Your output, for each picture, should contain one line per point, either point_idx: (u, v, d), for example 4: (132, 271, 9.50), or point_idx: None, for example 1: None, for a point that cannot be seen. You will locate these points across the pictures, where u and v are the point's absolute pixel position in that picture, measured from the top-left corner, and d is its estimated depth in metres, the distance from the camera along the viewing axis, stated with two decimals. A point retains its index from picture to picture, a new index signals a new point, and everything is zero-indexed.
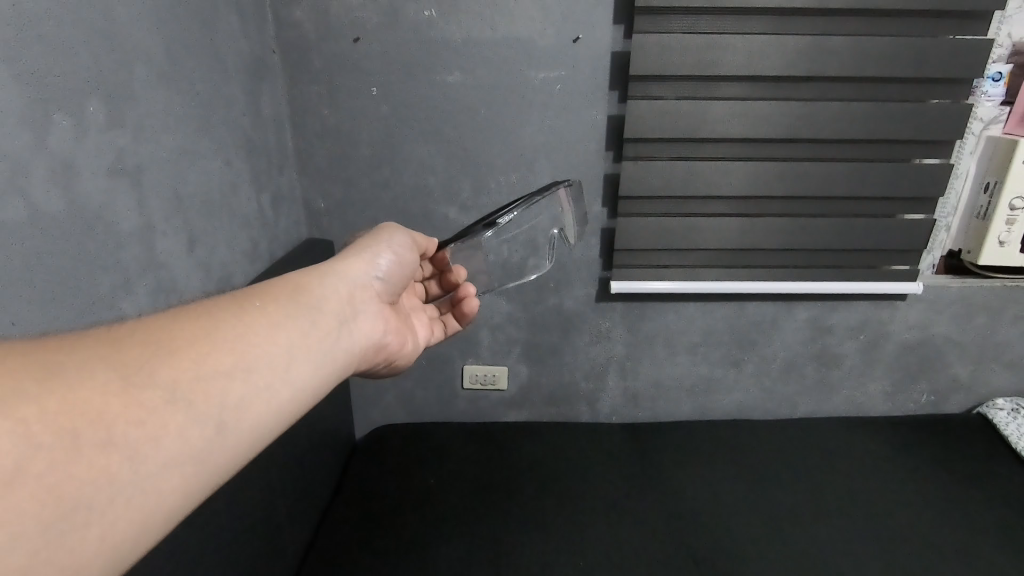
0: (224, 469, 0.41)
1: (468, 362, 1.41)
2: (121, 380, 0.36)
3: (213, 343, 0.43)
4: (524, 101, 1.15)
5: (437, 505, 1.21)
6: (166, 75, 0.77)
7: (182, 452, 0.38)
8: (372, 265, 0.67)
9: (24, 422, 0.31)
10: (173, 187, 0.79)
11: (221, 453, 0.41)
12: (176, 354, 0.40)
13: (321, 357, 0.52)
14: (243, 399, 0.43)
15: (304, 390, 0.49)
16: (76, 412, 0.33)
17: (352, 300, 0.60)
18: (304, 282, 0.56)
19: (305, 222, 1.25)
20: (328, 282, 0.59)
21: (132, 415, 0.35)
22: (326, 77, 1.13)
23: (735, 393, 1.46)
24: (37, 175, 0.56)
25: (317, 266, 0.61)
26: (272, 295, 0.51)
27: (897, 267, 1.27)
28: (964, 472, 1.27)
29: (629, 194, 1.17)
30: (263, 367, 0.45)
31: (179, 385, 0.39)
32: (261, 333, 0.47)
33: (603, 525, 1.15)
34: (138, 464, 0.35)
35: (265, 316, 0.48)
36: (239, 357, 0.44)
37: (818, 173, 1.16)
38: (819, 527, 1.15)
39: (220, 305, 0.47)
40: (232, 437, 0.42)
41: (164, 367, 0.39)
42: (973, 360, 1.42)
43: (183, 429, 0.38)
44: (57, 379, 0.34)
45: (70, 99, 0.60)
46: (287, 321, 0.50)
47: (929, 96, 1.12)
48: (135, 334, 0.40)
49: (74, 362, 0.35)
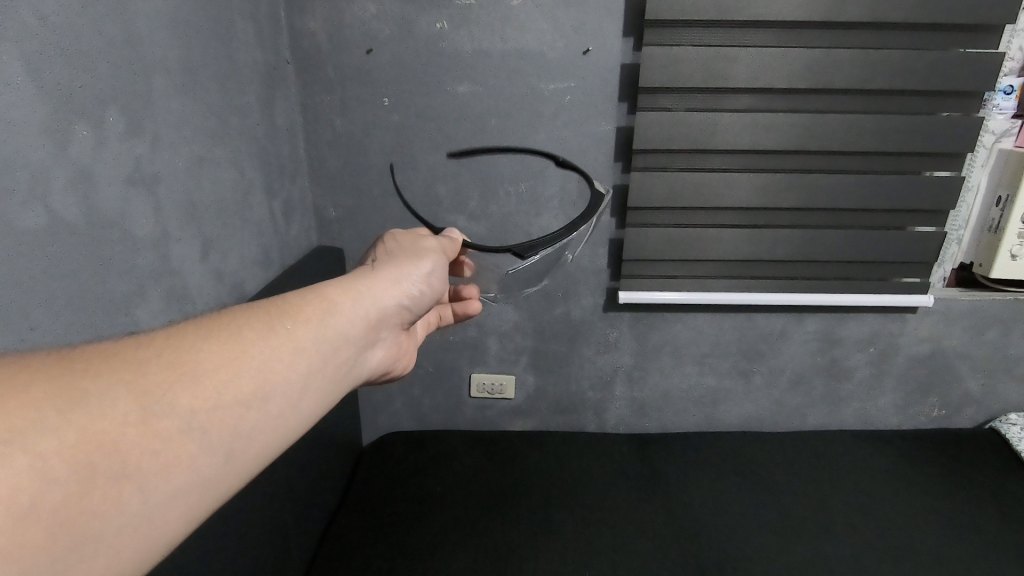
0: (229, 495, 0.42)
1: (475, 371, 1.41)
2: (142, 409, 0.36)
3: (236, 368, 0.43)
4: (533, 112, 1.16)
5: (443, 514, 1.20)
6: (183, 86, 0.78)
7: (191, 481, 0.38)
8: (409, 287, 0.64)
9: (42, 456, 0.31)
10: (188, 195, 0.80)
11: (226, 480, 0.41)
12: (198, 381, 0.40)
13: (332, 384, 0.52)
14: (254, 428, 0.43)
15: (311, 416, 0.50)
16: (95, 443, 0.33)
17: (378, 323, 0.59)
18: (336, 302, 0.55)
19: (315, 230, 1.26)
20: (362, 303, 0.58)
21: (149, 446, 0.36)
22: (339, 88, 1.15)
23: (744, 404, 1.45)
24: (58, 183, 0.58)
25: (352, 280, 0.59)
26: (302, 316, 0.50)
27: (909, 279, 1.26)
28: (977, 488, 1.26)
29: (638, 205, 1.18)
30: (278, 395, 0.45)
31: (197, 414, 0.39)
32: (284, 360, 0.47)
33: (610, 537, 1.14)
34: (148, 494, 0.36)
35: (291, 340, 0.48)
36: (258, 386, 0.44)
37: (828, 185, 1.16)
38: (829, 541, 1.14)
39: (249, 324, 0.46)
40: (238, 464, 0.42)
41: (185, 395, 0.39)
42: (985, 374, 1.40)
43: (194, 459, 0.38)
44: (79, 408, 0.34)
45: (90, 109, 0.61)
46: (310, 348, 0.49)
47: (939, 109, 1.11)
48: (162, 355, 0.40)
49: (97, 388, 0.35)
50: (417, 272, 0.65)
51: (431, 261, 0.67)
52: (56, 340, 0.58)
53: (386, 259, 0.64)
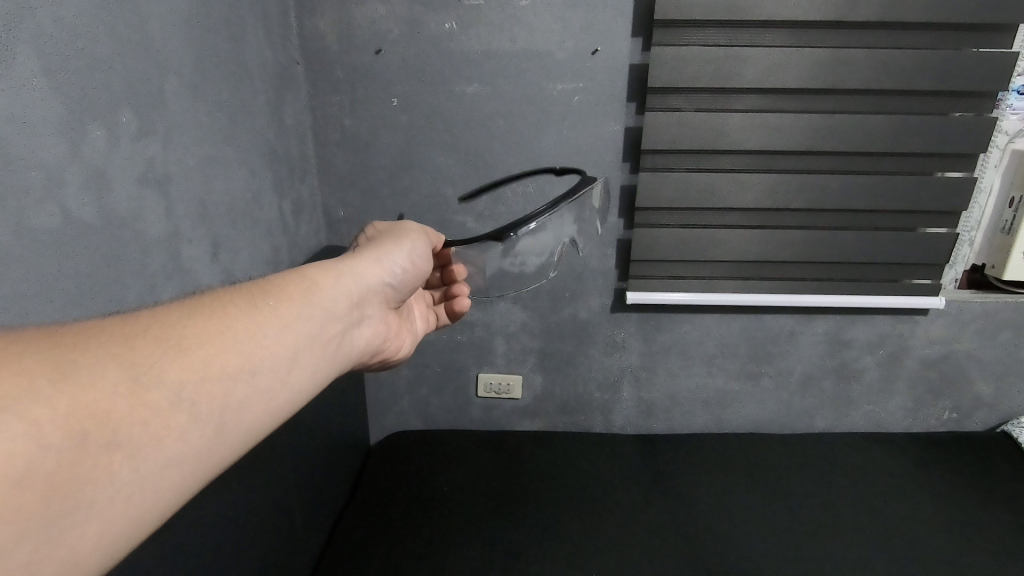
0: (218, 468, 0.42)
1: (482, 371, 1.41)
2: (131, 380, 0.36)
3: (224, 342, 0.43)
4: (541, 112, 1.16)
5: (450, 512, 1.21)
6: (195, 87, 0.79)
7: (182, 452, 0.39)
8: (386, 269, 0.66)
9: (37, 423, 0.31)
10: (199, 195, 0.80)
11: (216, 454, 0.42)
12: (187, 354, 0.40)
13: (321, 362, 0.53)
14: (244, 401, 0.44)
15: (300, 393, 0.50)
16: (88, 413, 0.34)
17: (360, 304, 0.60)
18: (317, 283, 0.56)
19: (324, 229, 1.27)
20: (343, 283, 0.59)
21: (140, 416, 0.36)
22: (348, 88, 1.15)
23: (752, 406, 1.44)
24: (72, 183, 0.58)
25: (333, 263, 0.60)
26: (285, 296, 0.51)
27: (920, 280, 1.25)
28: (988, 493, 1.24)
29: (646, 205, 1.17)
30: (265, 370, 0.46)
31: (186, 385, 0.39)
32: (270, 336, 0.47)
33: (616, 537, 1.15)
34: (138, 463, 0.36)
35: (275, 316, 0.49)
36: (246, 360, 0.44)
37: (837, 186, 1.16)
38: (837, 543, 1.13)
39: (233, 302, 0.47)
40: (228, 438, 0.43)
41: (173, 367, 0.39)
42: (997, 377, 1.39)
43: (185, 431, 0.39)
44: (71, 378, 0.34)
45: (103, 110, 0.62)
46: (295, 325, 0.50)
47: (950, 109, 1.10)
48: (150, 329, 0.40)
49: (88, 360, 0.35)
50: (387, 259, 0.66)
51: (409, 244, 0.69)
52: None
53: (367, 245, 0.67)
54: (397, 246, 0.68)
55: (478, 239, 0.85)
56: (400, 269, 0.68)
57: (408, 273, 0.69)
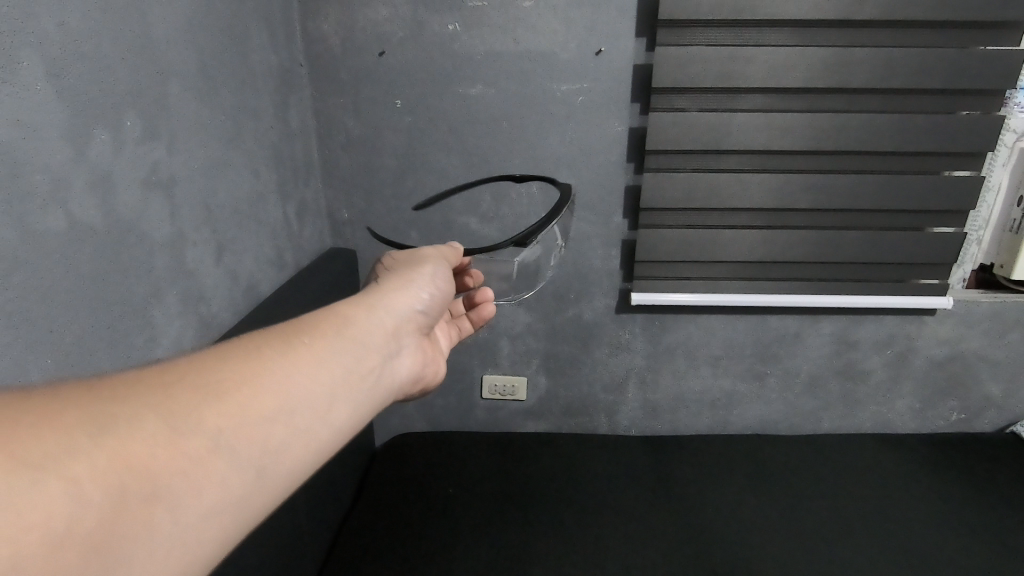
0: (258, 512, 0.42)
1: (487, 372, 1.41)
2: (169, 430, 0.36)
3: (259, 385, 0.43)
4: (545, 113, 1.16)
5: (456, 514, 1.21)
6: (200, 90, 0.79)
7: (219, 498, 0.38)
8: (415, 295, 0.65)
9: (77, 480, 0.31)
10: (204, 198, 0.80)
11: (255, 498, 0.41)
12: (221, 402, 0.40)
13: (359, 398, 0.51)
14: (281, 444, 0.43)
15: (338, 431, 0.49)
16: (127, 466, 0.33)
17: (394, 336, 0.59)
18: (348, 320, 0.55)
19: (329, 231, 1.27)
20: (374, 315, 0.58)
21: (177, 466, 0.36)
22: (352, 90, 1.15)
23: (758, 407, 1.43)
24: (78, 187, 0.58)
25: (362, 297, 0.60)
26: (316, 334, 0.50)
27: (927, 280, 1.24)
28: (999, 494, 1.23)
29: (651, 206, 1.17)
30: (303, 409, 0.45)
31: (222, 433, 0.39)
32: (305, 376, 0.46)
33: (622, 539, 1.14)
34: (176, 514, 0.36)
35: (309, 355, 0.48)
36: (280, 402, 0.43)
37: (843, 186, 1.15)
38: (845, 545, 1.12)
39: (267, 345, 0.46)
40: (266, 481, 0.42)
41: (209, 413, 0.39)
42: (1006, 377, 1.37)
43: (222, 477, 0.38)
44: (109, 432, 0.34)
45: (108, 114, 0.62)
46: (328, 363, 0.49)
47: (959, 107, 1.10)
48: (187, 380, 0.40)
49: (127, 414, 0.35)
50: (414, 286, 0.65)
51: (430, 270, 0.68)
52: (75, 342, 0.59)
53: (389, 276, 0.66)
54: (420, 273, 0.68)
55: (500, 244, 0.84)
56: (428, 295, 0.67)
57: (437, 299, 0.68)
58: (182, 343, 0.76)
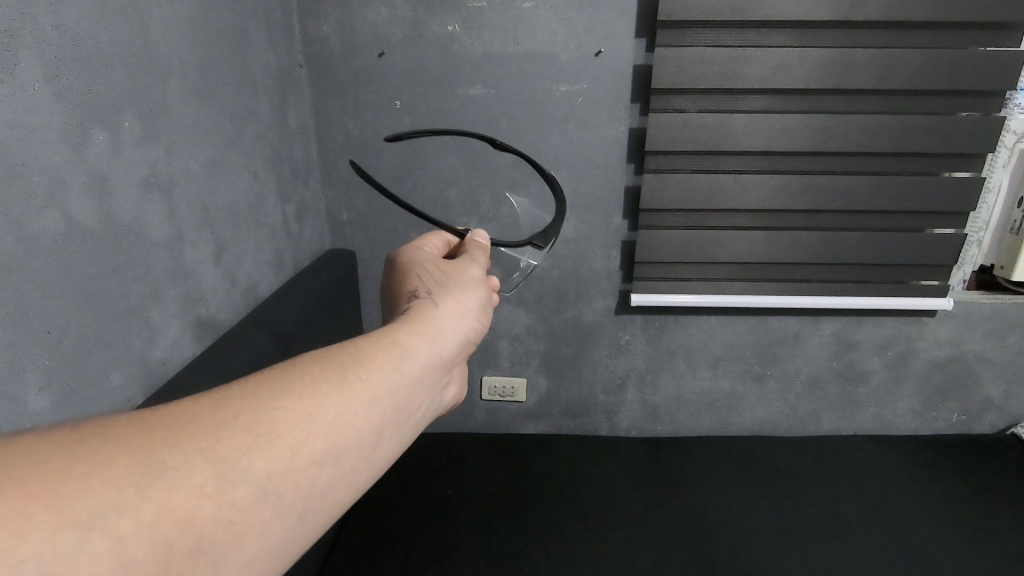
0: (300, 556, 0.39)
1: (486, 374, 1.41)
2: (218, 478, 0.33)
3: (313, 426, 0.39)
4: (544, 114, 1.16)
5: (456, 516, 1.21)
6: (199, 91, 0.79)
7: (263, 548, 0.35)
8: (473, 316, 0.58)
9: (122, 539, 0.28)
10: (203, 199, 0.80)
11: (299, 542, 0.38)
12: (273, 443, 0.36)
13: (409, 432, 0.47)
14: (329, 488, 0.39)
15: (385, 468, 0.45)
16: (173, 520, 0.31)
17: (451, 363, 0.53)
18: (408, 343, 0.49)
19: (328, 233, 1.27)
20: (434, 340, 0.52)
21: (223, 516, 0.33)
22: (351, 91, 1.15)
23: (758, 409, 1.43)
24: (76, 188, 0.58)
25: (421, 315, 0.54)
26: (376, 361, 0.45)
27: (927, 281, 1.24)
28: (999, 496, 1.23)
29: (651, 207, 1.17)
30: (354, 451, 0.41)
31: (272, 480, 0.36)
32: (360, 412, 0.42)
33: (620, 541, 1.14)
34: (220, 567, 0.33)
35: (368, 388, 0.43)
36: (333, 443, 0.39)
37: (844, 187, 1.15)
38: (844, 546, 1.12)
39: (324, 374, 0.42)
40: (311, 525, 0.39)
41: (259, 458, 0.35)
42: (1006, 379, 1.37)
43: (267, 526, 0.35)
44: (158, 482, 0.31)
45: (106, 115, 0.62)
46: (386, 397, 0.44)
47: (959, 109, 1.09)
48: (239, 418, 0.36)
49: (177, 460, 0.32)
50: (471, 305, 0.59)
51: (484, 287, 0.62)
52: (73, 343, 0.59)
53: (446, 289, 0.60)
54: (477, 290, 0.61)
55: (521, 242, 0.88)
56: (483, 315, 0.60)
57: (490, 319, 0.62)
58: (180, 345, 0.76)
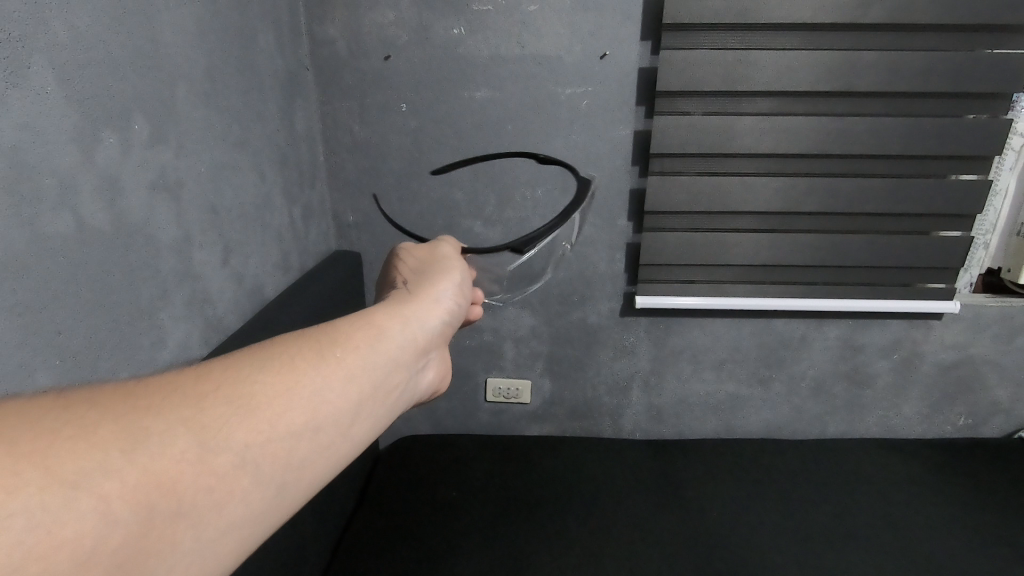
0: (276, 529, 0.39)
1: (490, 376, 1.41)
2: (200, 445, 0.33)
3: (291, 398, 0.39)
4: (549, 117, 1.16)
5: (460, 518, 1.21)
6: (207, 94, 0.80)
7: (242, 516, 0.35)
8: (446, 305, 0.60)
9: (107, 499, 0.29)
10: (210, 200, 0.81)
11: (275, 515, 0.38)
12: (253, 414, 0.37)
13: (384, 413, 0.48)
14: (306, 461, 0.40)
15: (361, 447, 0.46)
16: (156, 483, 0.31)
17: (426, 348, 0.55)
18: (383, 326, 0.51)
19: (334, 235, 1.28)
20: (407, 325, 0.53)
21: (205, 483, 0.33)
22: (357, 94, 1.16)
23: (763, 412, 1.43)
24: (86, 190, 0.59)
25: (393, 304, 0.56)
26: (352, 342, 0.47)
27: (934, 285, 1.24)
28: (1006, 500, 1.22)
29: (656, 209, 1.17)
30: (331, 425, 0.42)
31: (251, 448, 0.36)
32: (337, 388, 0.43)
33: (625, 544, 1.14)
34: (201, 532, 0.33)
35: (344, 365, 0.44)
36: (311, 416, 0.40)
37: (849, 189, 1.15)
38: (850, 550, 1.12)
39: (301, 353, 0.43)
40: (288, 497, 0.39)
41: (240, 427, 0.36)
42: (1013, 383, 1.36)
43: (246, 493, 0.35)
44: (142, 446, 0.31)
45: (116, 117, 0.63)
46: (362, 375, 0.45)
47: (965, 111, 1.09)
48: (220, 388, 0.37)
49: (160, 425, 0.32)
50: (444, 295, 0.61)
51: (457, 275, 0.65)
52: (83, 343, 0.59)
53: (419, 282, 0.62)
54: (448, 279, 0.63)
55: (496, 245, 0.82)
56: (456, 304, 0.62)
57: (462, 309, 0.64)
58: (188, 345, 0.76)
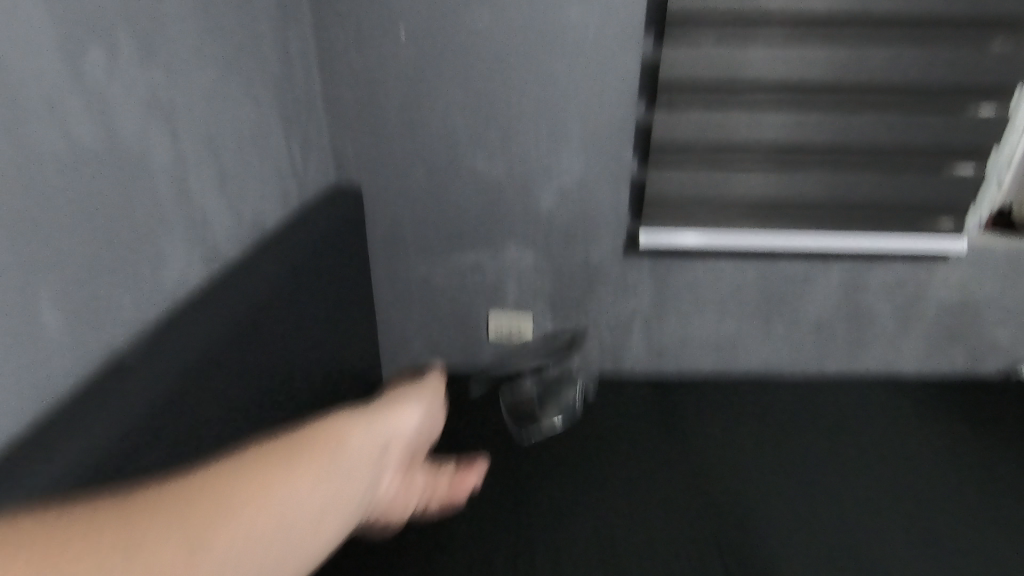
0: None
1: (491, 311, 1.40)
2: (187, 544, 0.37)
3: (264, 498, 0.42)
4: (554, 45, 1.12)
5: (465, 449, 1.24)
6: (197, 13, 0.77)
7: None
8: (418, 419, 0.61)
9: None
10: (206, 127, 0.79)
11: None
12: (229, 518, 0.39)
13: (359, 507, 0.50)
14: (284, 557, 0.42)
15: (336, 540, 0.47)
16: None
17: (399, 442, 0.57)
18: (355, 422, 0.53)
19: (333, 167, 1.24)
20: (381, 419, 0.55)
21: None
22: (355, 20, 1.11)
23: (763, 350, 1.43)
24: (75, 106, 0.57)
25: (367, 407, 0.57)
26: (323, 438, 0.49)
27: (943, 224, 1.21)
28: (987, 433, 1.27)
29: (663, 145, 1.15)
30: (305, 524, 0.43)
31: (230, 558, 0.38)
32: (308, 484, 0.45)
33: (624, 476, 1.18)
34: None
35: (336, 462, 0.48)
36: (287, 523, 0.42)
37: (860, 124, 1.12)
38: (838, 483, 1.16)
39: (274, 451, 0.45)
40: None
41: (222, 533, 0.39)
42: (1015, 323, 1.36)
43: None
44: (131, 562, 0.34)
45: (102, 30, 0.60)
46: (333, 469, 0.47)
47: (988, 40, 1.05)
48: (200, 497, 0.39)
49: (153, 530, 0.36)
50: (415, 404, 0.62)
51: (427, 397, 0.66)
52: (80, 264, 0.59)
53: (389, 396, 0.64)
54: (418, 394, 0.65)
55: None
56: (426, 423, 0.63)
57: (429, 430, 0.66)
58: (188, 272, 0.76)
